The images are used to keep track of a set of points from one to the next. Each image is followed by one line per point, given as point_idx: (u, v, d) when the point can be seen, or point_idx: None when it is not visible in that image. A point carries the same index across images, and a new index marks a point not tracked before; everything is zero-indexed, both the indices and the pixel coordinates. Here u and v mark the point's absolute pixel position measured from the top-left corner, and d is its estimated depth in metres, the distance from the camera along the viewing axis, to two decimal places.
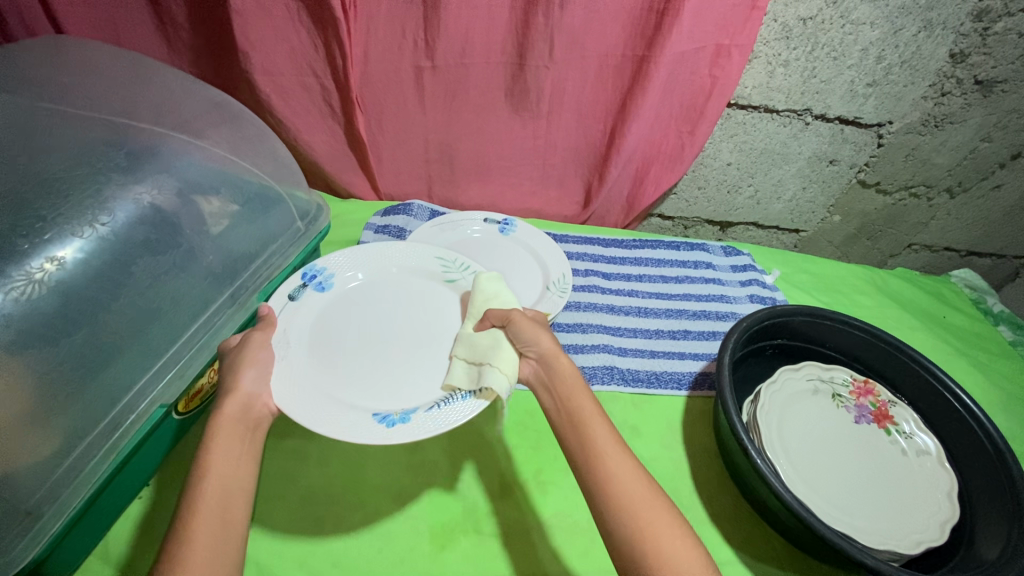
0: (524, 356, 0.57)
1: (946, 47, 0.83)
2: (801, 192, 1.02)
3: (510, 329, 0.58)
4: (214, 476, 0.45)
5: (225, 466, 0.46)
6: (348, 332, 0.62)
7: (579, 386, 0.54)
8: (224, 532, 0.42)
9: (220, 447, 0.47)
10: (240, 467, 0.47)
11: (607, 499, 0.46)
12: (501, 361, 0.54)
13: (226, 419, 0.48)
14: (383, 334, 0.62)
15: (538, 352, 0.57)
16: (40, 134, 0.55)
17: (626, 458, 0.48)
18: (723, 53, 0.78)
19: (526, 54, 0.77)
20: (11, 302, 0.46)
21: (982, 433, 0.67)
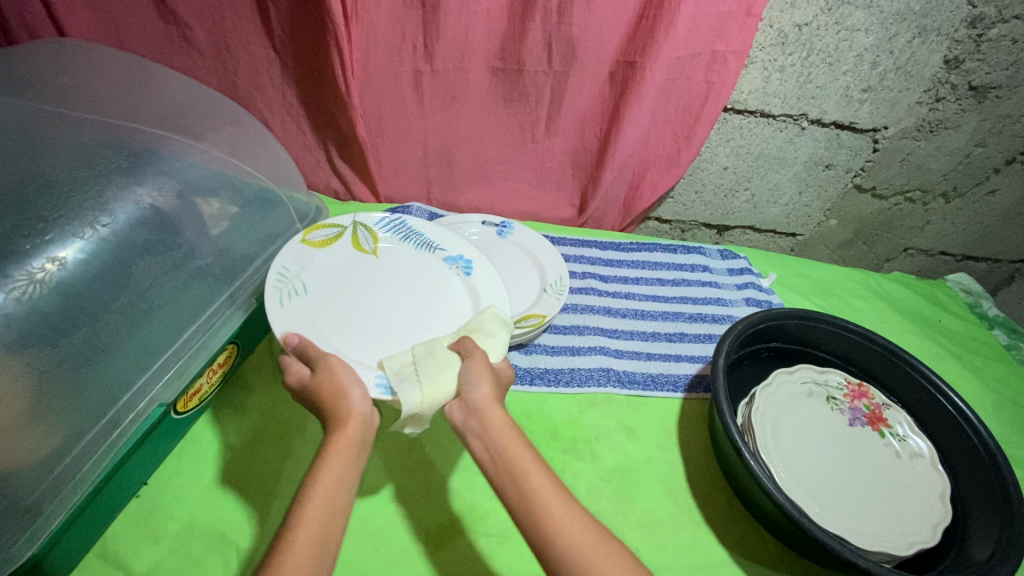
0: (485, 392, 0.54)
1: (940, 53, 0.83)
2: (798, 196, 1.03)
3: (470, 360, 0.55)
4: (316, 506, 0.45)
5: None
6: (349, 298, 0.63)
7: (522, 434, 0.51)
8: None
9: (334, 474, 0.46)
10: (339, 494, 0.46)
11: (550, 552, 0.45)
12: (436, 379, 0.52)
13: (342, 443, 0.48)
14: (381, 291, 0.65)
15: (477, 397, 0.52)
16: (42, 137, 0.56)
17: (569, 513, 0.47)
18: (719, 59, 0.79)
19: (524, 59, 0.78)
20: (13, 301, 0.46)
21: (974, 436, 0.68)
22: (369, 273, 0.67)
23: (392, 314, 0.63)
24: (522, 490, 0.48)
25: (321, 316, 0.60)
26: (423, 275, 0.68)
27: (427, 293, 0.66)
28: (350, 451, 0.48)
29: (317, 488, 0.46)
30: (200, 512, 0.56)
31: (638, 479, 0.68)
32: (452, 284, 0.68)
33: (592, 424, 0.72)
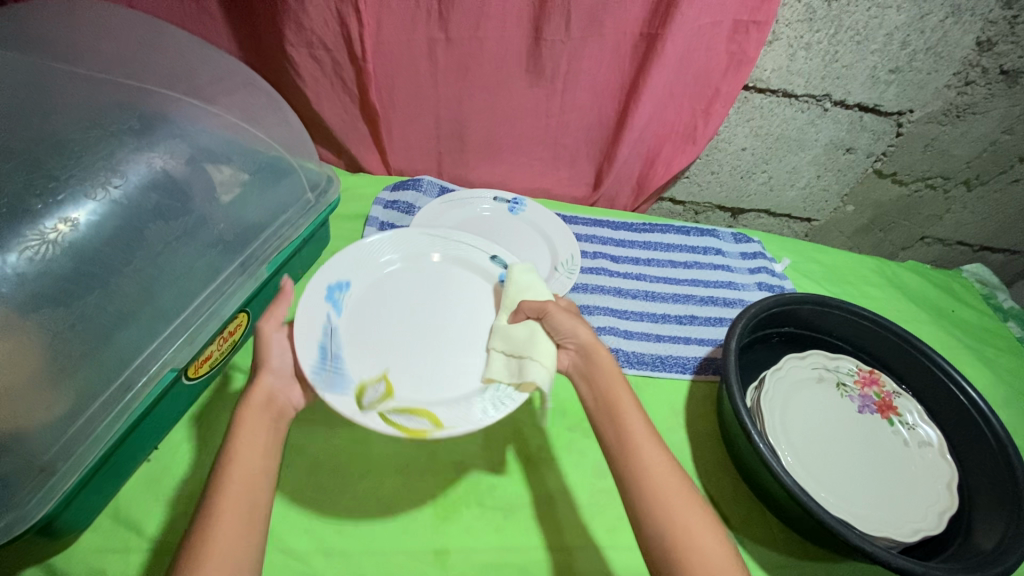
0: (563, 347, 0.58)
1: (973, 34, 0.80)
2: (816, 180, 1.00)
3: (545, 321, 0.58)
4: (237, 472, 0.47)
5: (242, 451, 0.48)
6: (382, 328, 0.60)
7: (617, 382, 0.55)
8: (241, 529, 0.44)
9: None
10: (260, 460, 0.48)
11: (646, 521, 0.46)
12: (511, 343, 0.57)
13: (248, 412, 0.50)
14: (404, 312, 0.62)
15: (577, 343, 0.58)
16: (51, 94, 0.55)
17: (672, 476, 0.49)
18: (742, 29, 0.77)
19: (541, 29, 0.75)
20: (26, 261, 0.46)
21: (986, 427, 0.67)
22: (375, 314, 0.61)
23: (440, 315, 0.62)
24: (627, 457, 0.50)
25: (414, 372, 0.56)
26: (403, 276, 0.65)
27: (417, 279, 0.65)
28: (257, 423, 0.50)
29: (237, 453, 0.48)
30: (210, 477, 0.57)
31: None
32: (432, 265, 0.67)
33: None
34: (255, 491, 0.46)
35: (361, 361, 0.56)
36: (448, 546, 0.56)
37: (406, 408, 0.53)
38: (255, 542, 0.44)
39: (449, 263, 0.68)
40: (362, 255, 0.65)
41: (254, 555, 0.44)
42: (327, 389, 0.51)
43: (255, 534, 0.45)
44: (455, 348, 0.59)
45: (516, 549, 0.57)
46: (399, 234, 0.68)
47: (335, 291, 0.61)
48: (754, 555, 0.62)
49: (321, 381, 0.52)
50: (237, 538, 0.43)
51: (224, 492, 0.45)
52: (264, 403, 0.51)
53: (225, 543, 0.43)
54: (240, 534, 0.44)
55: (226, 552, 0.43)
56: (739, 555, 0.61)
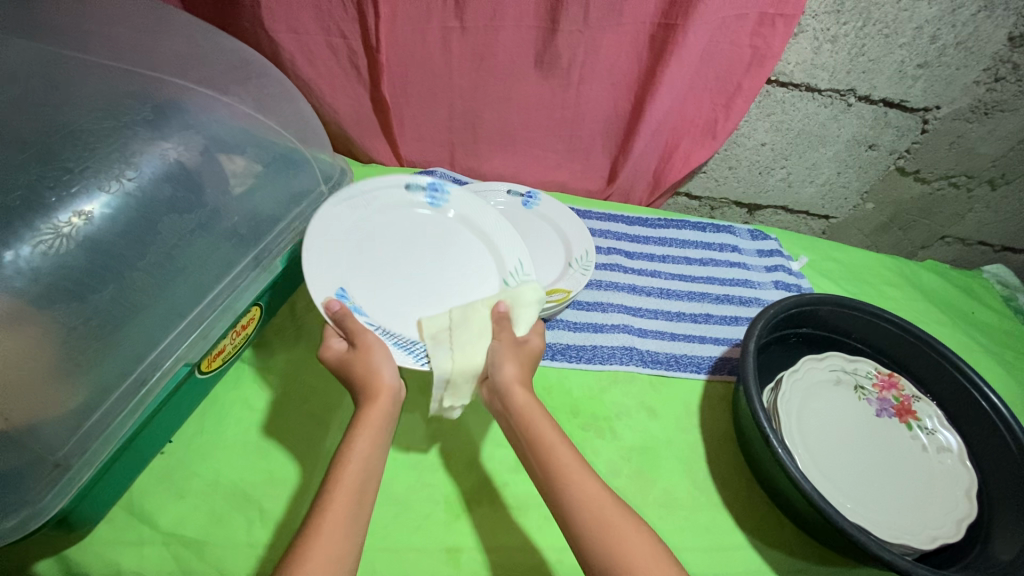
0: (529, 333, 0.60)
1: (1006, 29, 0.78)
2: (836, 177, 0.98)
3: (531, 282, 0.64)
4: (356, 466, 0.48)
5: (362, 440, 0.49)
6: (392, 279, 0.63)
7: (536, 408, 0.53)
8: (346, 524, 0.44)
9: (365, 441, 0.49)
10: (376, 461, 0.49)
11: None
12: (467, 349, 0.55)
13: (376, 411, 0.51)
14: (391, 266, 0.64)
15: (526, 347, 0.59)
16: (63, 82, 0.54)
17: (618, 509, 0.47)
18: (768, 23, 0.74)
19: (559, 19, 0.74)
20: (39, 254, 0.46)
21: (1008, 434, 0.66)
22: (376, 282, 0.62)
23: (412, 251, 0.66)
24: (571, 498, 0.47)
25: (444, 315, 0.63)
26: (353, 246, 0.63)
27: (367, 237, 0.65)
28: (382, 423, 0.51)
29: (358, 447, 0.48)
30: (224, 471, 0.56)
31: (657, 460, 0.67)
32: (370, 224, 0.66)
33: (613, 402, 0.71)
34: (366, 488, 0.47)
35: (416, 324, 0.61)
36: (460, 544, 0.56)
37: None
38: (359, 535, 0.45)
39: (387, 215, 0.68)
40: (321, 251, 0.59)
41: (355, 545, 0.44)
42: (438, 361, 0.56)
43: (360, 526, 0.45)
44: (460, 276, 0.66)
45: (530, 551, 0.57)
46: (324, 218, 0.61)
47: (341, 295, 0.58)
48: (768, 559, 0.61)
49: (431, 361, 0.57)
50: (342, 525, 0.44)
51: (340, 484, 0.46)
52: (392, 406, 0.52)
53: (338, 529, 0.44)
54: (351, 524, 0.44)
55: (330, 539, 0.43)
56: (753, 559, 0.61)
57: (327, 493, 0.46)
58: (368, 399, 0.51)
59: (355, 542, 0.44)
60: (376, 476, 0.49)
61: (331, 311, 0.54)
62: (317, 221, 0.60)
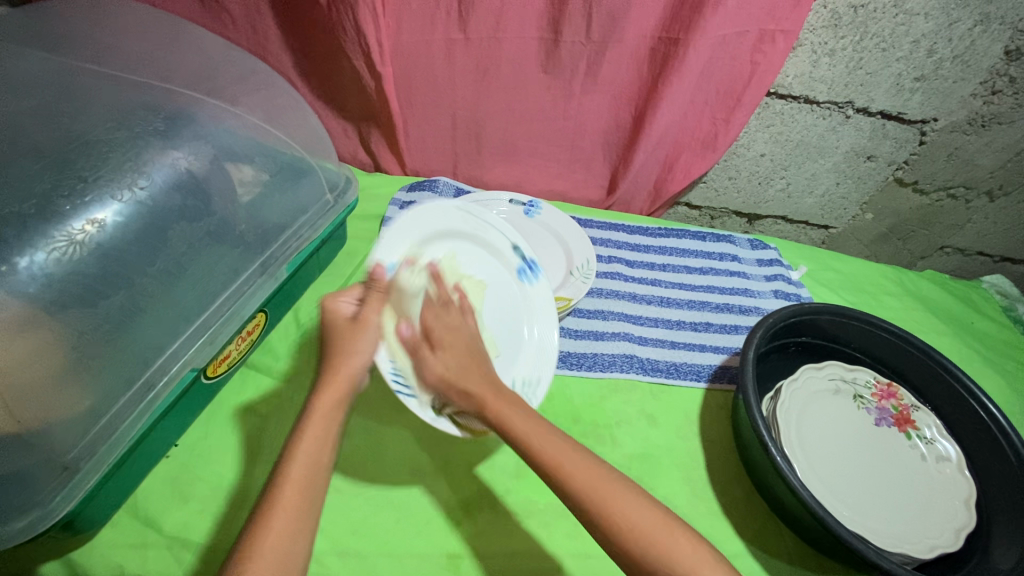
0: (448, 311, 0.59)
1: (1002, 43, 0.79)
2: (834, 187, 0.99)
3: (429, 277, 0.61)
4: (299, 467, 0.47)
5: (310, 438, 0.48)
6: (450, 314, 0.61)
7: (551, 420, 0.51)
8: (294, 529, 0.44)
9: (311, 436, 0.48)
10: (326, 452, 0.48)
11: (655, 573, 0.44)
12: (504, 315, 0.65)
13: (323, 404, 0.50)
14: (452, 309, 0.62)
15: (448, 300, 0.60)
16: (78, 94, 0.55)
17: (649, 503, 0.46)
18: (768, 39, 0.76)
19: (561, 32, 0.75)
20: (54, 261, 0.47)
21: (1006, 443, 0.66)
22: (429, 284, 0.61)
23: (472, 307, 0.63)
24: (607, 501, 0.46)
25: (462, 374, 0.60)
26: (439, 250, 0.63)
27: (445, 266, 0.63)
28: (332, 413, 0.50)
29: (302, 447, 0.48)
30: (227, 476, 0.57)
31: (657, 468, 0.67)
32: (465, 243, 0.66)
33: (613, 410, 0.72)
34: (311, 490, 0.46)
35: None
36: (461, 550, 0.56)
37: (463, 409, 0.59)
38: (306, 537, 0.45)
39: (474, 238, 0.67)
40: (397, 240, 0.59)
41: (304, 548, 0.44)
42: (407, 398, 0.56)
43: (309, 524, 0.45)
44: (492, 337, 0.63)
45: (530, 557, 0.57)
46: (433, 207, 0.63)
47: (392, 266, 0.58)
48: (767, 567, 0.61)
49: (402, 390, 0.56)
50: (290, 530, 0.44)
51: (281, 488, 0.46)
52: (345, 392, 0.51)
53: (283, 531, 0.44)
54: (295, 526, 0.44)
55: (272, 550, 0.43)
56: (751, 567, 0.61)
57: (273, 493, 0.45)
58: (322, 385, 0.51)
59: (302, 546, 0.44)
60: (324, 475, 0.48)
61: (371, 275, 0.56)
62: (423, 209, 0.62)
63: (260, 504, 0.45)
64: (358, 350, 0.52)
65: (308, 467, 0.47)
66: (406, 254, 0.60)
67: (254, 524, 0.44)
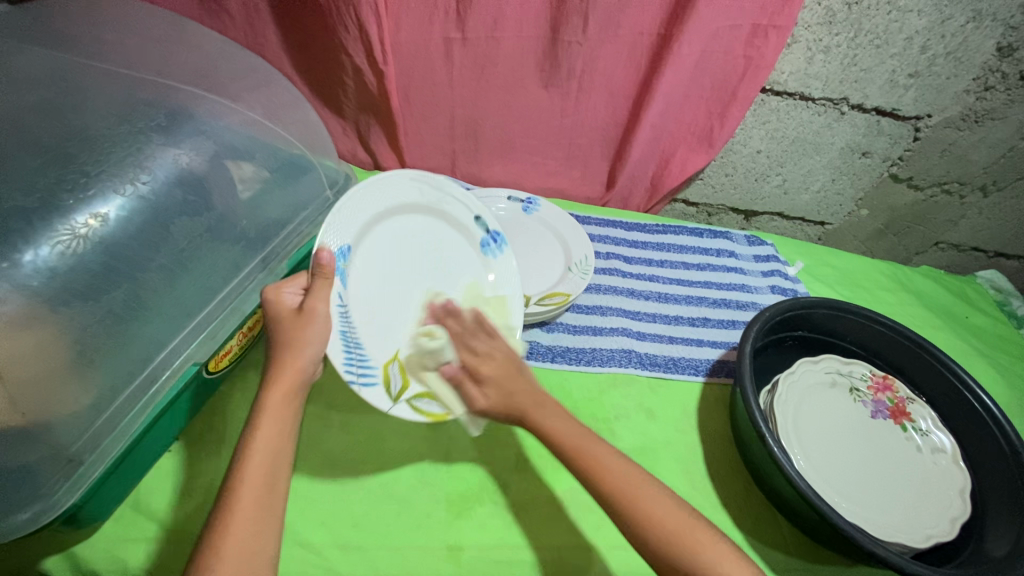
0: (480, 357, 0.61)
1: (994, 39, 0.80)
2: (830, 184, 1.00)
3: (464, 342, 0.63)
4: (257, 462, 0.48)
5: (264, 434, 0.49)
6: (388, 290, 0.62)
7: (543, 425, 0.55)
8: (258, 525, 0.46)
9: (266, 431, 0.49)
10: (282, 448, 0.49)
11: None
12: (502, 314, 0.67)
13: (276, 399, 0.51)
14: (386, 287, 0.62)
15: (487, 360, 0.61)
16: (79, 91, 0.56)
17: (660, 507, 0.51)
18: (760, 33, 0.76)
19: (558, 30, 0.76)
20: (57, 254, 0.48)
21: (1000, 434, 0.67)
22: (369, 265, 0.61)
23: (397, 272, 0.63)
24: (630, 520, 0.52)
25: (415, 355, 0.60)
26: (393, 227, 0.63)
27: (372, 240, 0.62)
28: (281, 408, 0.51)
29: (257, 443, 0.49)
30: (229, 470, 0.57)
31: (656, 461, 0.68)
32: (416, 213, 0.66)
33: (612, 404, 0.73)
34: (271, 483, 0.48)
35: (374, 342, 0.59)
36: (462, 543, 0.57)
37: (422, 393, 0.59)
38: (273, 527, 0.47)
39: (428, 212, 0.67)
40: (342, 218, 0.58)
41: (271, 539, 0.46)
42: (361, 386, 0.55)
43: (274, 512, 0.47)
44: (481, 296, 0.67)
45: (530, 548, 0.58)
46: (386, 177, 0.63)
47: (342, 251, 0.58)
48: (765, 558, 0.62)
49: (356, 380, 0.55)
50: (254, 521, 0.45)
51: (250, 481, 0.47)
52: (294, 386, 0.52)
53: (246, 527, 0.45)
54: (257, 517, 0.46)
55: (236, 540, 0.44)
56: (750, 558, 0.62)
57: (229, 495, 0.46)
58: (273, 379, 0.51)
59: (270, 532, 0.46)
60: (284, 469, 0.49)
61: (319, 259, 0.53)
62: (370, 181, 0.60)
63: (217, 504, 0.46)
64: (308, 342, 0.52)
65: (271, 458, 0.48)
66: (356, 236, 0.59)
67: (215, 520, 0.45)
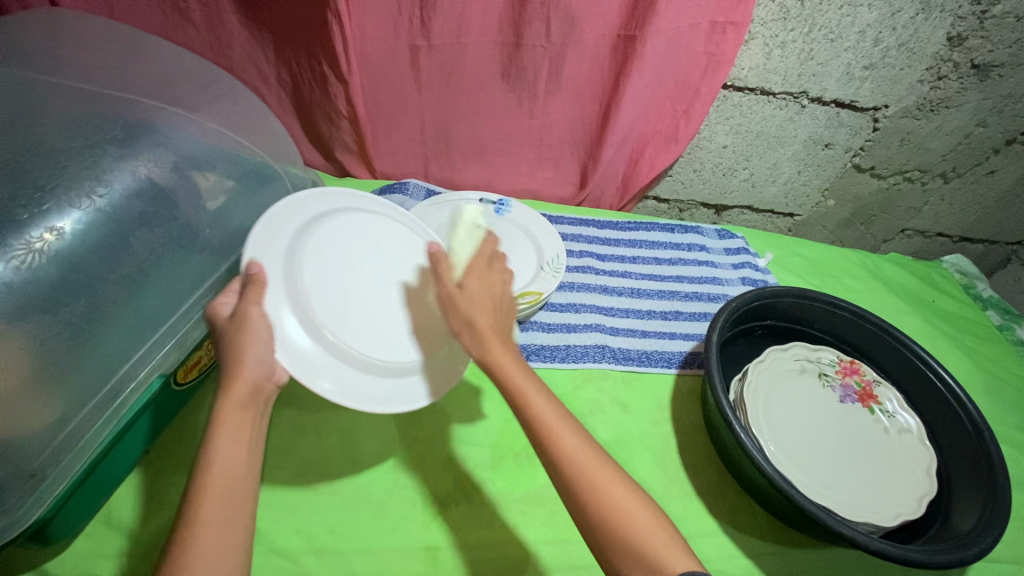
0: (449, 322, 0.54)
1: (944, 29, 0.82)
2: (797, 175, 1.02)
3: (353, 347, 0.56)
4: (219, 474, 0.45)
5: (226, 445, 0.46)
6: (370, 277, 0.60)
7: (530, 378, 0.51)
8: (223, 546, 0.42)
9: (226, 450, 0.46)
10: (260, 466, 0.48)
11: None
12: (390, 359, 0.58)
13: (231, 407, 0.47)
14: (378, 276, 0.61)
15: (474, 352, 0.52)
16: (34, 106, 0.55)
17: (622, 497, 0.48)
18: (720, 31, 0.78)
19: (522, 34, 0.77)
20: (12, 271, 0.47)
21: (962, 412, 0.69)
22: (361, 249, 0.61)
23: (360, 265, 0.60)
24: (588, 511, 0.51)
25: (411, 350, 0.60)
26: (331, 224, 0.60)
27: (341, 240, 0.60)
28: (238, 420, 0.47)
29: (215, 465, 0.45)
30: None
31: (630, 453, 0.69)
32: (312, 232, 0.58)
33: (587, 399, 0.73)
34: (243, 489, 0.45)
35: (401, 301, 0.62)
36: (437, 544, 0.57)
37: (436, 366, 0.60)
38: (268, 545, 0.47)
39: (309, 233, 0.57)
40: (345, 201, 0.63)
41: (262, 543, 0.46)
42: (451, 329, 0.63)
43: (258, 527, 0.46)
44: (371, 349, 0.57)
45: (507, 546, 0.58)
46: (268, 223, 0.54)
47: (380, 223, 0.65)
48: (740, 544, 0.63)
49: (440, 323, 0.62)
50: (218, 541, 0.42)
51: None
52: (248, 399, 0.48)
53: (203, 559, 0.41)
54: (223, 542, 0.42)
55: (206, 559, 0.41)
56: (725, 544, 0.63)
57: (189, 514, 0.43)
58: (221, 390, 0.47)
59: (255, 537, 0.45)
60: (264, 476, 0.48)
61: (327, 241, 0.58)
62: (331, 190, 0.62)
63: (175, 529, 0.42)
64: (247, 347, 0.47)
65: (242, 464, 0.46)
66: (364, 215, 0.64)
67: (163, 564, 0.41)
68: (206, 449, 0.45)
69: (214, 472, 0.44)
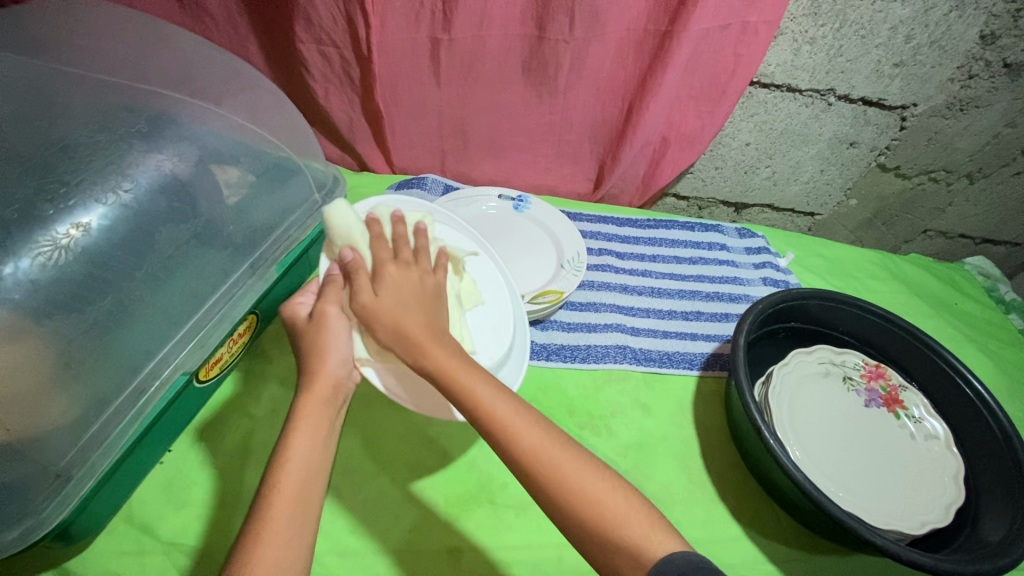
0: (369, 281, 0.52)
1: (977, 27, 0.80)
2: (819, 174, 1.00)
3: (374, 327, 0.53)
4: (296, 464, 0.47)
5: (306, 434, 0.49)
6: None
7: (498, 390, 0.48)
8: (295, 534, 0.44)
9: (305, 438, 0.49)
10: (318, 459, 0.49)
11: None
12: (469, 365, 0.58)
13: (311, 402, 0.50)
14: None
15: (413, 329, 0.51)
16: (57, 97, 0.54)
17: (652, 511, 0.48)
18: (749, 30, 0.76)
19: (545, 28, 0.75)
20: (38, 267, 0.47)
21: (992, 420, 0.67)
22: None
23: None
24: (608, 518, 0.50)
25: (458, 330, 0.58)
26: None
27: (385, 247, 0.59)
28: (317, 413, 0.50)
29: (294, 453, 0.48)
30: (223, 477, 0.57)
31: (652, 454, 0.68)
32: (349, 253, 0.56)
33: (608, 400, 0.72)
34: (310, 485, 0.47)
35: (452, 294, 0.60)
36: (459, 546, 0.57)
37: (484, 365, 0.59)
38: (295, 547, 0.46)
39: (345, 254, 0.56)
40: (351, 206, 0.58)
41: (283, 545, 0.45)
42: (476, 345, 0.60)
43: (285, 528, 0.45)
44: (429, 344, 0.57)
45: (530, 548, 0.58)
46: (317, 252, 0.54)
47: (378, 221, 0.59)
48: (763, 549, 0.63)
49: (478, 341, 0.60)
50: (289, 527, 0.44)
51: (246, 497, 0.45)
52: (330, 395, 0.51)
53: (279, 542, 0.44)
54: (291, 533, 0.44)
55: (274, 545, 0.43)
56: (749, 549, 0.62)
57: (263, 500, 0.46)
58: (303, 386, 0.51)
59: (279, 537, 0.44)
60: (322, 468, 0.49)
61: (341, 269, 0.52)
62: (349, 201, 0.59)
63: (252, 512, 0.45)
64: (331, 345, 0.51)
65: (315, 456, 0.48)
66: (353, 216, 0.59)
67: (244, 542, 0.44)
68: (288, 436, 0.49)
69: (293, 460, 0.47)
